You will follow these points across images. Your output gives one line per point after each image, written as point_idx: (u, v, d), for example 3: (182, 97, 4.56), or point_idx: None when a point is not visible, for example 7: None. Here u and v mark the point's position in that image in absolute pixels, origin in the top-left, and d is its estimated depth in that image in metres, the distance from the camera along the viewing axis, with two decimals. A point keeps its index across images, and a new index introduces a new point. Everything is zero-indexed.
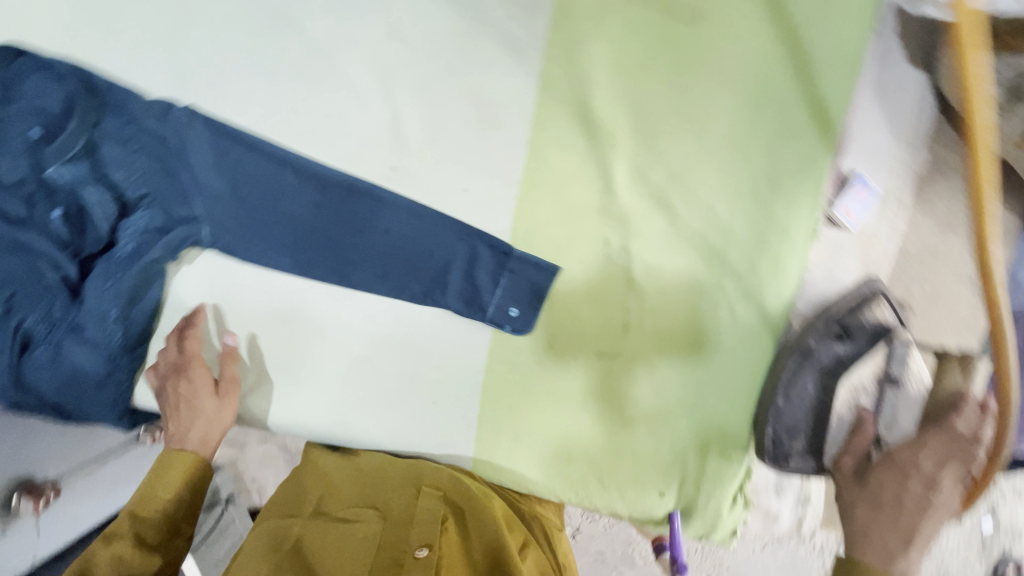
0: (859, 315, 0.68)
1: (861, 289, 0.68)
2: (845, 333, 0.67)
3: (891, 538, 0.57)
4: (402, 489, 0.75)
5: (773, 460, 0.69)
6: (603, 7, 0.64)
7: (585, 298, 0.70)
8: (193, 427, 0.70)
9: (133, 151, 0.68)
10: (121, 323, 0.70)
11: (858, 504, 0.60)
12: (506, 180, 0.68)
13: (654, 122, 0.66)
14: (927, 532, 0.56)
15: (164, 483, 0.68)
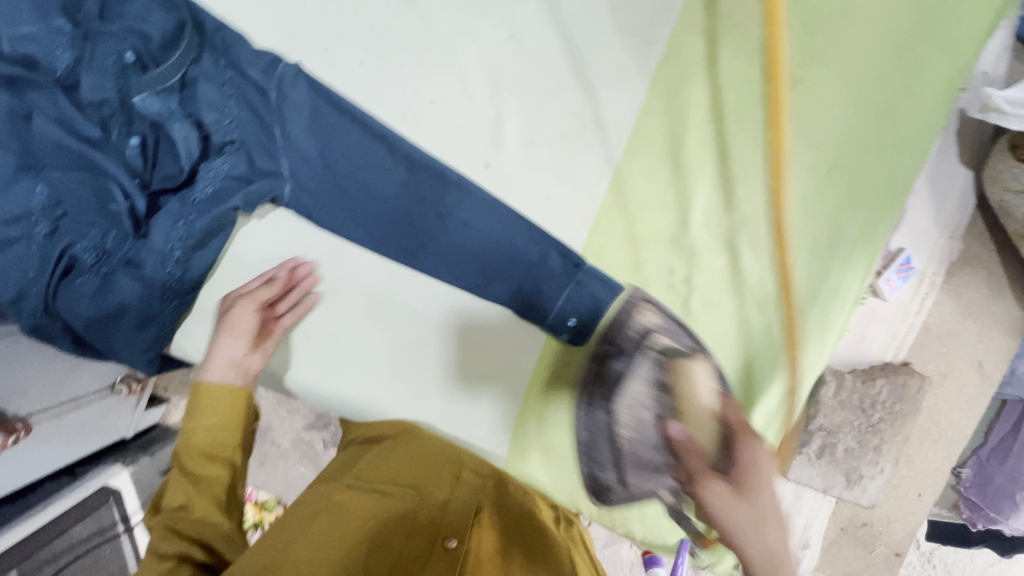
0: (627, 332, 0.71)
1: (620, 304, 0.71)
2: (623, 354, 0.71)
3: (755, 535, 0.55)
4: (441, 475, 0.75)
5: (596, 490, 0.76)
6: (712, 54, 0.68)
7: (639, 321, 0.72)
8: (218, 349, 0.71)
9: (227, 96, 0.66)
10: (181, 265, 0.68)
11: (720, 503, 0.57)
12: (589, 196, 0.71)
13: (740, 169, 0.69)
14: (765, 507, 0.56)
15: (201, 425, 0.68)
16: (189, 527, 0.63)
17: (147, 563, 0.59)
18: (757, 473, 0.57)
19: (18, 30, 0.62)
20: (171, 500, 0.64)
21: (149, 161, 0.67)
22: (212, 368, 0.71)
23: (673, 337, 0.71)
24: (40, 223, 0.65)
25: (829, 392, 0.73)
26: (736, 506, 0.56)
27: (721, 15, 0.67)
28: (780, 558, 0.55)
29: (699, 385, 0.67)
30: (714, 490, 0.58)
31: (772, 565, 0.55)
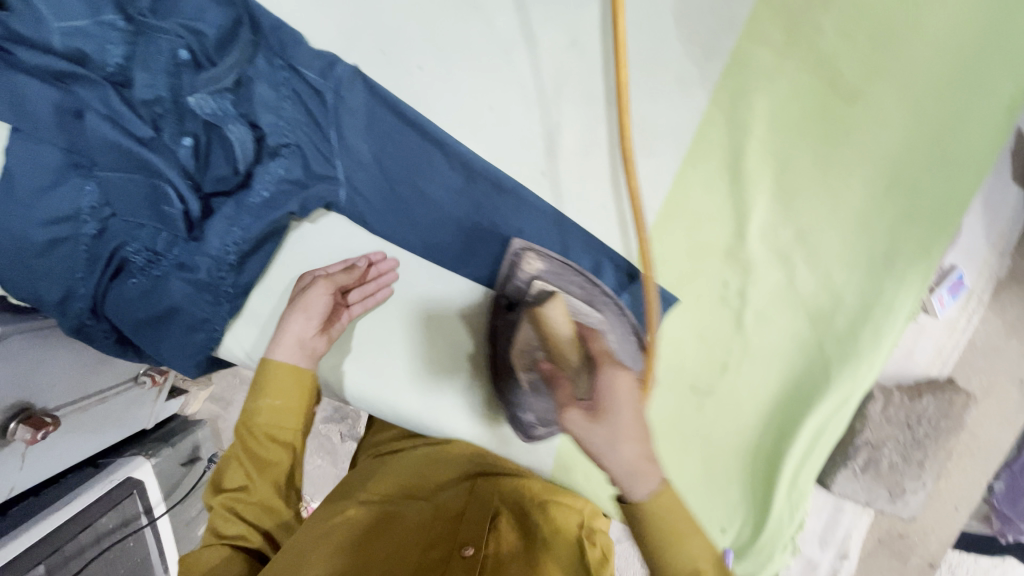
0: (512, 282, 0.70)
1: (506, 254, 0.70)
2: (514, 303, 0.70)
3: (630, 449, 0.46)
4: (457, 483, 0.68)
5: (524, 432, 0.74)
6: (775, 66, 0.67)
7: (691, 332, 0.72)
8: (288, 325, 0.64)
9: (283, 98, 0.65)
10: (235, 270, 0.67)
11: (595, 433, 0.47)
12: (645, 206, 0.70)
13: (797, 182, 0.69)
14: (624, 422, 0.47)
15: (264, 408, 0.62)
16: (249, 510, 0.62)
17: (208, 546, 0.60)
18: (615, 402, 0.47)
19: (69, 25, 0.60)
20: (230, 478, 0.63)
21: (202, 162, 0.66)
22: (279, 345, 0.63)
23: (563, 282, 0.69)
24: (90, 223, 0.64)
25: (876, 407, 0.73)
26: (593, 427, 0.46)
27: (786, 27, 0.66)
28: (641, 473, 0.46)
29: (556, 317, 0.63)
30: (594, 422, 0.47)
31: (631, 480, 0.46)
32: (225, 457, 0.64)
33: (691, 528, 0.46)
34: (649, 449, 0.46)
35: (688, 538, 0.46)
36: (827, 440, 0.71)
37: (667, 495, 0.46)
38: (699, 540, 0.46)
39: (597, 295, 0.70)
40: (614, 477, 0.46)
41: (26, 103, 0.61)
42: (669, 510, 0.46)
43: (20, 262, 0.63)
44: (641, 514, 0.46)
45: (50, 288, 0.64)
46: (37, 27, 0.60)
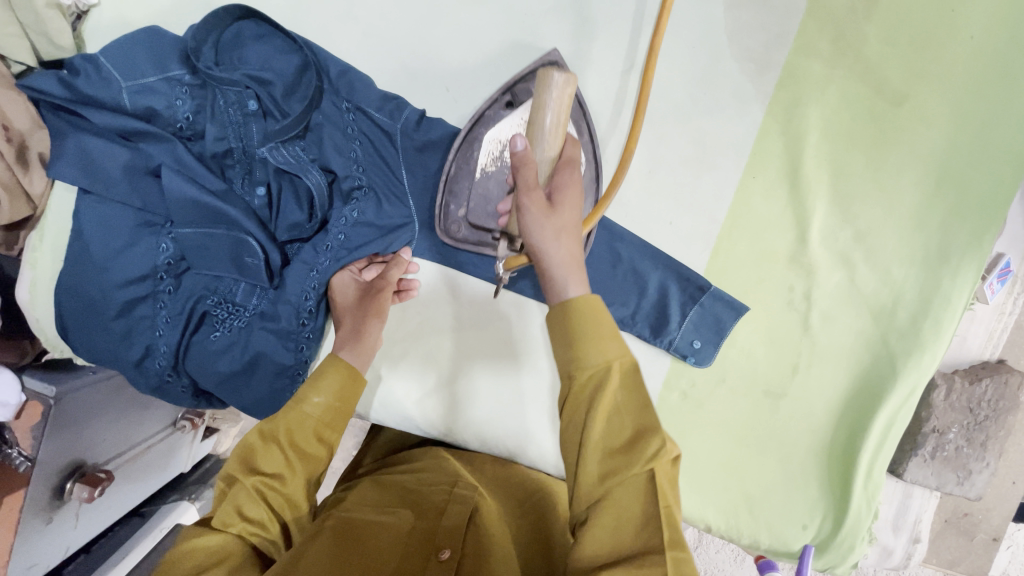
0: (529, 83, 0.64)
1: (527, 77, 0.64)
2: (515, 103, 0.64)
3: (573, 255, 0.49)
4: (437, 483, 0.64)
5: (444, 229, 0.67)
6: (826, 76, 0.70)
7: (761, 338, 0.74)
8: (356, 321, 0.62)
9: (353, 140, 0.65)
10: (313, 315, 0.66)
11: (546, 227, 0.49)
12: (710, 219, 0.72)
13: (852, 186, 0.72)
14: (576, 232, 0.50)
15: (320, 396, 0.56)
16: (275, 499, 0.54)
17: (221, 534, 0.52)
18: (569, 208, 0.51)
19: (139, 82, 0.60)
20: (264, 463, 0.54)
21: (275, 210, 0.66)
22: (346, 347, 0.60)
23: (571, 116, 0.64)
24: (166, 279, 0.64)
25: (938, 394, 0.77)
26: (547, 220, 0.49)
27: (833, 37, 0.69)
28: (572, 271, 0.49)
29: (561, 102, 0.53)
30: (557, 210, 0.50)
31: (562, 275, 0.48)
32: (260, 437, 0.55)
33: (608, 332, 0.46)
34: (580, 253, 0.50)
35: (602, 342, 0.45)
36: (896, 434, 0.74)
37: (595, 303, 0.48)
38: (615, 346, 0.46)
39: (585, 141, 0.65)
40: (546, 269, 0.49)
41: (99, 166, 0.61)
42: (594, 312, 0.46)
43: (103, 323, 0.64)
44: (564, 308, 0.47)
45: (131, 349, 0.65)
46: (108, 88, 0.60)
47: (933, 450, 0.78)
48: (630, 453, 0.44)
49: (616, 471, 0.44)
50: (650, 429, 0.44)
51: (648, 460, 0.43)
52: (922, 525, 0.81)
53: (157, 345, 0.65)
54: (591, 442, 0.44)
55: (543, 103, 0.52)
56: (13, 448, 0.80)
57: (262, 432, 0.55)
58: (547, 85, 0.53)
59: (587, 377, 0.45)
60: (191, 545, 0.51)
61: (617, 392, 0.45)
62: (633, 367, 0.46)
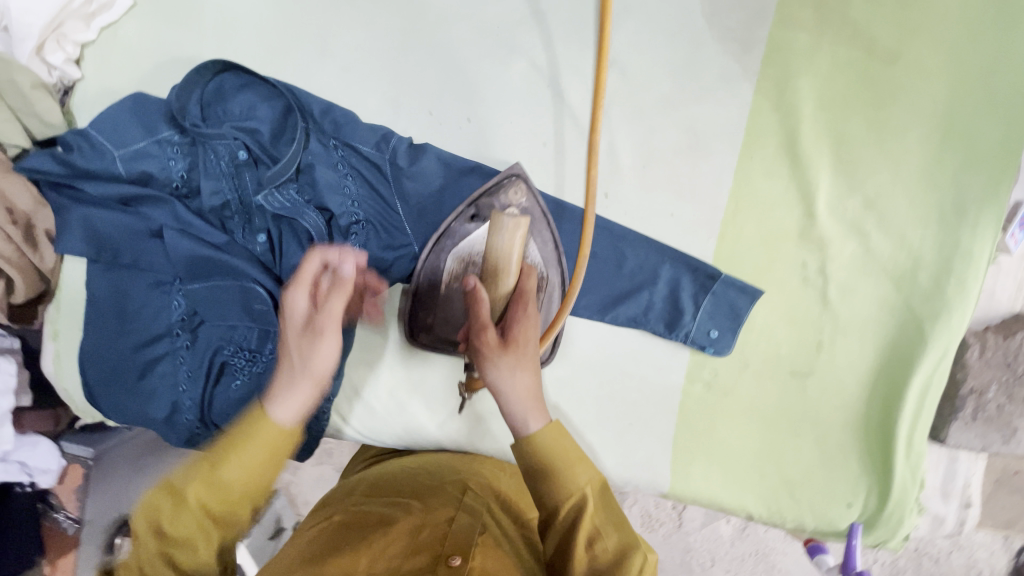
0: (493, 197, 0.65)
1: (497, 181, 0.65)
2: (479, 216, 0.65)
3: (530, 389, 0.55)
4: (446, 485, 0.63)
5: (411, 329, 0.69)
6: (813, 45, 0.68)
7: (781, 318, 0.72)
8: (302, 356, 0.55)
9: (344, 176, 0.65)
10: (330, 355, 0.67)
11: (505, 360, 0.56)
12: (712, 205, 0.70)
13: (854, 153, 0.70)
14: (531, 362, 0.57)
15: (240, 462, 0.50)
16: (185, 562, 0.49)
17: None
18: (522, 342, 0.58)
19: (132, 149, 0.62)
20: (172, 531, 0.48)
21: (278, 254, 0.66)
22: (284, 397, 0.53)
23: (533, 230, 0.65)
24: (182, 334, 0.66)
25: (972, 353, 0.75)
26: (501, 355, 0.57)
27: (815, 5, 0.67)
28: (533, 404, 0.54)
29: (513, 251, 0.63)
30: (510, 345, 0.58)
31: (523, 410, 0.54)
32: (167, 507, 0.49)
33: (578, 458, 0.51)
34: (538, 386, 0.56)
35: (576, 467, 0.51)
36: (933, 398, 0.72)
37: (555, 429, 0.52)
38: (586, 468, 0.52)
39: (553, 257, 0.66)
40: (507, 405, 0.55)
41: (106, 235, 0.63)
42: (561, 443, 0.52)
43: (129, 385, 0.65)
44: (528, 445, 0.52)
45: (158, 407, 0.66)
46: (101, 158, 0.61)
47: (972, 411, 0.76)
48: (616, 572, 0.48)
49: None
50: (632, 546, 0.49)
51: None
52: (972, 489, 0.78)
53: (183, 401, 0.66)
54: (578, 558, 0.49)
55: (496, 252, 0.63)
56: (59, 512, 0.84)
57: (173, 502, 0.49)
58: (500, 229, 0.63)
59: (570, 503, 0.50)
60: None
61: (594, 515, 0.50)
62: (603, 484, 0.52)
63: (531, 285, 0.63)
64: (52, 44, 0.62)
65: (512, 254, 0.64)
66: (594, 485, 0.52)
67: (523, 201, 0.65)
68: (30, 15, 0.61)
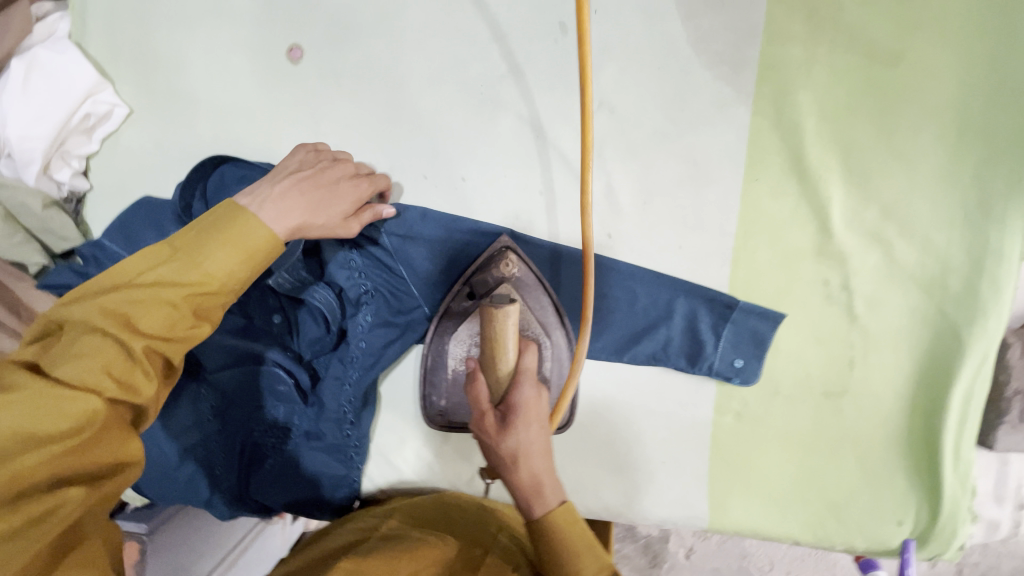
0: (485, 273, 0.66)
1: (489, 250, 0.66)
2: (475, 294, 0.67)
3: (542, 478, 0.56)
4: (479, 525, 0.67)
5: (427, 414, 0.70)
6: (809, 56, 0.65)
7: (807, 339, 0.70)
8: (339, 181, 0.60)
9: (349, 250, 0.66)
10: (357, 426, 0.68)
11: (511, 453, 0.56)
12: (721, 233, 0.68)
13: (865, 162, 0.67)
14: (539, 448, 0.57)
15: (217, 259, 0.48)
16: (134, 358, 0.45)
17: (79, 398, 0.42)
18: (525, 432, 0.57)
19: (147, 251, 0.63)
20: (142, 322, 0.45)
21: (295, 333, 0.68)
22: (297, 205, 0.55)
23: (529, 298, 0.67)
24: (211, 420, 0.67)
25: (1014, 353, 0.69)
26: (505, 445, 0.57)
27: (806, 15, 0.64)
28: (543, 490, 0.56)
29: (510, 335, 0.58)
30: (512, 436, 0.57)
31: (534, 495, 0.56)
32: (141, 285, 0.45)
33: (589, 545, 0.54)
34: (547, 467, 0.57)
35: (589, 554, 0.53)
36: (978, 406, 0.68)
37: (564, 509, 0.55)
38: (592, 559, 0.53)
39: (552, 319, 0.68)
40: (519, 494, 0.57)
41: None
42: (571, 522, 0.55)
43: (165, 478, 0.66)
44: (544, 532, 0.55)
45: (196, 493, 0.67)
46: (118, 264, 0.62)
47: None
48: None
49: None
50: None
51: None
52: None
53: (220, 485, 0.67)
54: None
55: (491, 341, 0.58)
56: None
57: (144, 288, 0.46)
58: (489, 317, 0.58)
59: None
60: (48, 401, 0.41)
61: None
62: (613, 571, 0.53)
63: (530, 357, 0.59)
64: (57, 161, 0.65)
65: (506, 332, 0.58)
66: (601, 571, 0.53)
67: (514, 275, 0.66)
68: (30, 140, 0.62)
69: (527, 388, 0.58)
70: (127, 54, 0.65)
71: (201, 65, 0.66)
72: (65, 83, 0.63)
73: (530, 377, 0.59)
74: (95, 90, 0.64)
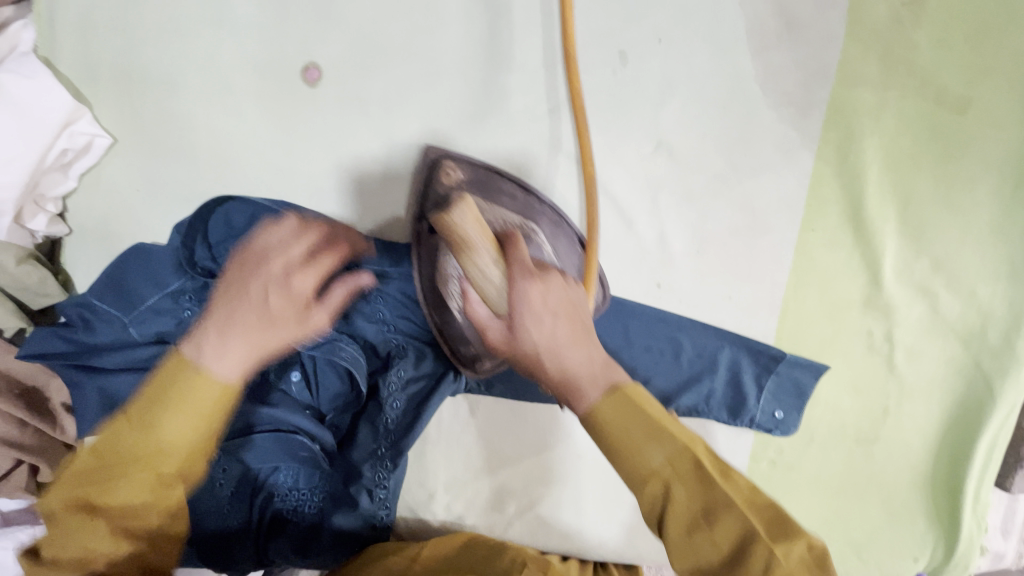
0: (433, 191, 0.58)
1: (419, 162, 0.58)
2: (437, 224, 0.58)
3: (576, 368, 0.51)
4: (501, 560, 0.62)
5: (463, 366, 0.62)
6: (880, 100, 0.61)
7: (846, 390, 0.69)
8: (271, 293, 0.54)
9: (375, 304, 0.62)
10: (393, 490, 0.64)
11: (533, 354, 0.53)
12: (773, 283, 0.65)
13: (923, 214, 0.64)
14: (562, 336, 0.52)
15: (171, 423, 0.49)
16: (112, 519, 0.49)
17: (83, 549, 0.49)
18: (538, 330, 0.52)
19: (149, 307, 0.59)
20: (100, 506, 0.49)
21: (315, 389, 0.63)
22: (240, 337, 0.52)
23: (490, 191, 0.58)
24: (226, 483, 0.62)
25: None
26: (523, 345, 0.53)
27: (881, 57, 0.60)
28: (580, 381, 0.51)
29: (480, 243, 0.55)
30: (523, 335, 0.53)
31: (574, 396, 0.51)
32: (101, 471, 0.49)
33: (650, 436, 0.48)
34: (577, 345, 0.52)
35: (647, 445, 0.48)
36: (1001, 452, 0.70)
37: (614, 404, 0.49)
38: (658, 448, 0.47)
39: (534, 204, 0.59)
40: (564, 388, 0.52)
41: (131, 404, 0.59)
42: (623, 422, 0.48)
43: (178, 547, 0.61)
44: (596, 428, 0.50)
45: (214, 557, 0.62)
46: (112, 327, 0.58)
47: None
48: (710, 524, 0.46)
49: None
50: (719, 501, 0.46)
51: (754, 552, 0.44)
52: None
53: (235, 549, 0.62)
54: (679, 520, 0.47)
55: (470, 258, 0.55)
56: None
57: (105, 474, 0.49)
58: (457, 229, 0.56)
59: (654, 485, 0.47)
60: (59, 548, 0.49)
61: (686, 501, 0.46)
62: (694, 465, 0.47)
63: (520, 252, 0.55)
64: (30, 206, 0.58)
65: (477, 241, 0.55)
66: (677, 466, 0.47)
67: (465, 184, 0.58)
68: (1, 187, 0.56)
69: (525, 283, 0.53)
70: (121, 74, 0.57)
71: (208, 86, 0.57)
72: (38, 114, 0.55)
73: (528, 272, 0.54)
74: (71, 119, 0.57)
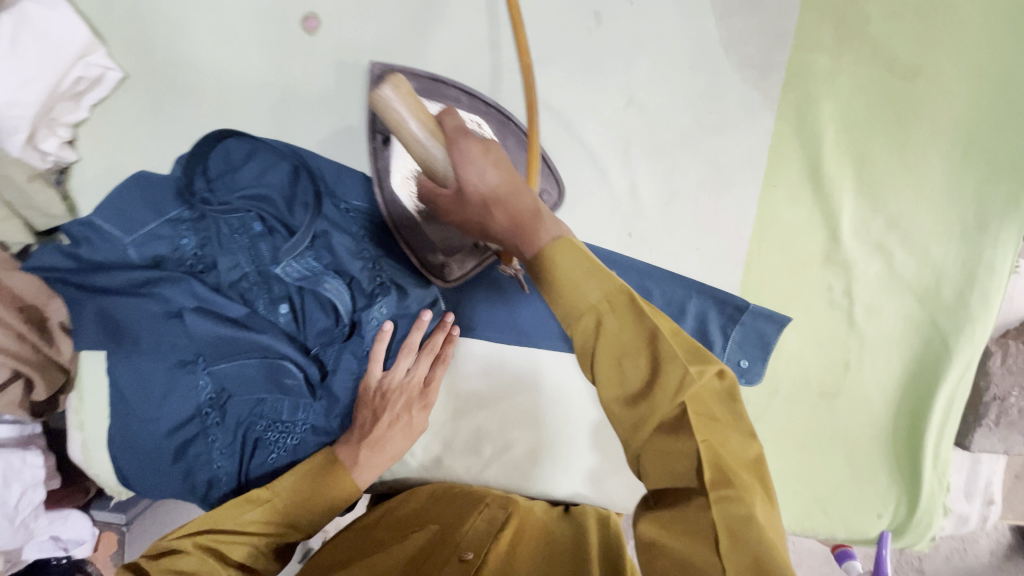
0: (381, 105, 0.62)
1: (366, 79, 0.62)
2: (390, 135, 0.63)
3: (525, 217, 0.47)
4: (461, 502, 0.66)
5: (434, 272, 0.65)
6: (834, 65, 0.66)
7: (809, 342, 0.73)
8: (388, 395, 0.64)
9: (361, 239, 0.64)
10: None
11: (482, 211, 0.48)
12: (738, 236, 0.69)
13: (878, 174, 0.69)
14: (507, 187, 0.48)
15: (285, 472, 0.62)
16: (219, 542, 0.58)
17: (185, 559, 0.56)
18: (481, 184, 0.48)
19: (148, 233, 0.63)
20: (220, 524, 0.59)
21: (302, 322, 0.66)
22: (375, 456, 0.63)
23: (436, 96, 0.63)
24: (212, 412, 0.64)
25: (994, 361, 0.75)
26: (473, 203, 0.49)
27: (835, 25, 0.65)
28: (529, 228, 0.46)
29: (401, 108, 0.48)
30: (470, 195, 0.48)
31: (521, 242, 0.47)
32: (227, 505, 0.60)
33: (594, 270, 0.44)
34: (522, 193, 0.47)
35: (584, 281, 0.44)
36: (959, 407, 0.73)
37: (565, 250, 0.45)
38: (595, 284, 0.43)
39: (479, 105, 0.63)
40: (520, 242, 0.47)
41: (129, 322, 0.63)
42: (565, 261, 0.44)
43: (166, 468, 0.64)
44: (553, 284, 0.44)
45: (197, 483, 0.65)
46: (112, 246, 0.63)
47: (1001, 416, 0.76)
48: (632, 353, 0.43)
49: (643, 421, 0.42)
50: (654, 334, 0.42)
51: (673, 392, 0.41)
52: (994, 488, 0.79)
53: (219, 477, 0.65)
54: (606, 353, 0.43)
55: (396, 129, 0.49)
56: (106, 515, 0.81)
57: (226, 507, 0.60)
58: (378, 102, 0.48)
59: (587, 319, 0.44)
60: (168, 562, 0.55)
61: (617, 331, 0.43)
62: (629, 299, 0.43)
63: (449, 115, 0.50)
64: (43, 129, 0.62)
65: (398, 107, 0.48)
66: (614, 300, 0.43)
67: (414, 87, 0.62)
68: (18, 106, 0.58)
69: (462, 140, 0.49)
70: (136, 20, 0.62)
71: (215, 32, 0.62)
72: (55, 45, 0.59)
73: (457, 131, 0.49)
74: (87, 52, 0.61)
